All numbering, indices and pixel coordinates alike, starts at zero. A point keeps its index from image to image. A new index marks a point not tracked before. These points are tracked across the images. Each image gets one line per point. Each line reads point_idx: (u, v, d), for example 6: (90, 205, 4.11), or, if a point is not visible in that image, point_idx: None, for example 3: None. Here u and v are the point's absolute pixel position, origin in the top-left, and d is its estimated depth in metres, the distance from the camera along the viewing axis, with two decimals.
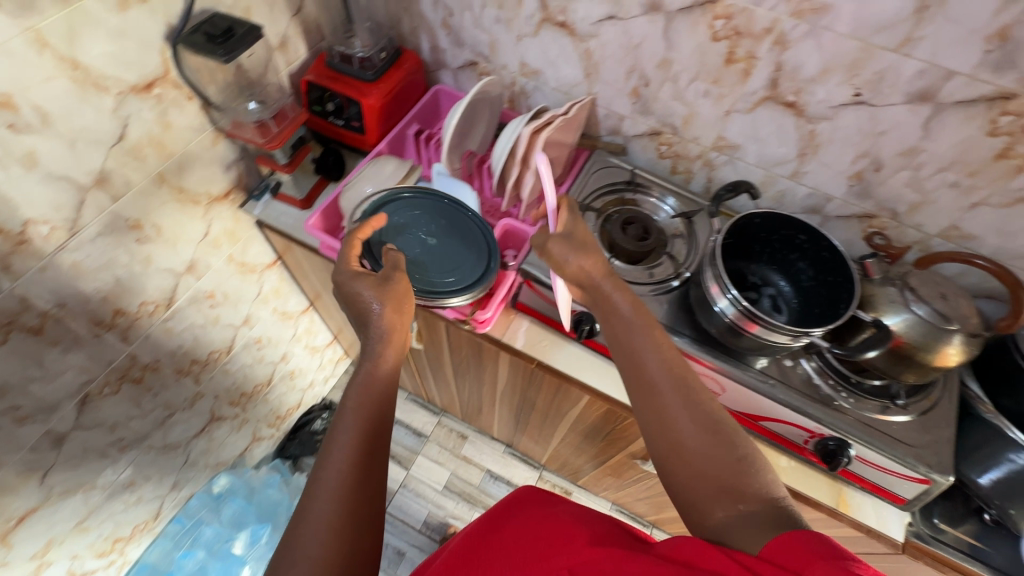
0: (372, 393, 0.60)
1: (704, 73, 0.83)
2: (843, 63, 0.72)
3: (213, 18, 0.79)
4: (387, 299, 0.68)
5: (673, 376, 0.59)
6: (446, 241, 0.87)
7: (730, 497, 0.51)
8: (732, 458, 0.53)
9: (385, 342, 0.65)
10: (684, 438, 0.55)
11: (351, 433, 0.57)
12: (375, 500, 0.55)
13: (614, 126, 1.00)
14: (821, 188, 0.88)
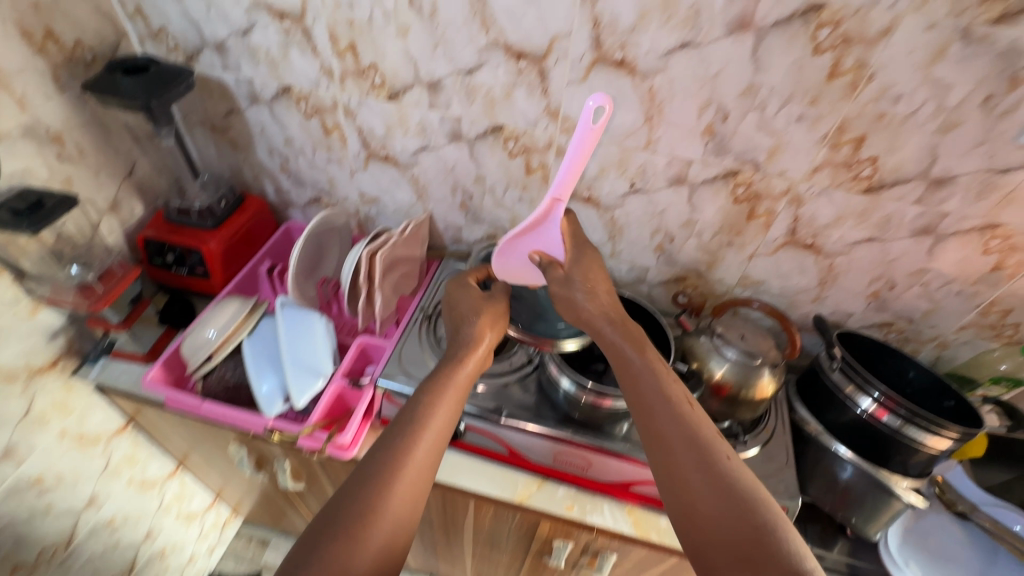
0: (427, 435, 0.63)
1: (514, 183, 0.95)
2: (613, 163, 0.87)
3: (18, 194, 0.78)
4: (474, 315, 0.79)
5: (680, 420, 0.60)
6: (565, 315, 0.90)
7: (749, 568, 0.48)
8: (745, 520, 0.51)
9: (430, 392, 0.68)
10: (697, 500, 0.54)
11: (380, 469, 0.58)
12: (399, 537, 0.55)
13: (455, 235, 1.09)
14: (637, 261, 1.01)
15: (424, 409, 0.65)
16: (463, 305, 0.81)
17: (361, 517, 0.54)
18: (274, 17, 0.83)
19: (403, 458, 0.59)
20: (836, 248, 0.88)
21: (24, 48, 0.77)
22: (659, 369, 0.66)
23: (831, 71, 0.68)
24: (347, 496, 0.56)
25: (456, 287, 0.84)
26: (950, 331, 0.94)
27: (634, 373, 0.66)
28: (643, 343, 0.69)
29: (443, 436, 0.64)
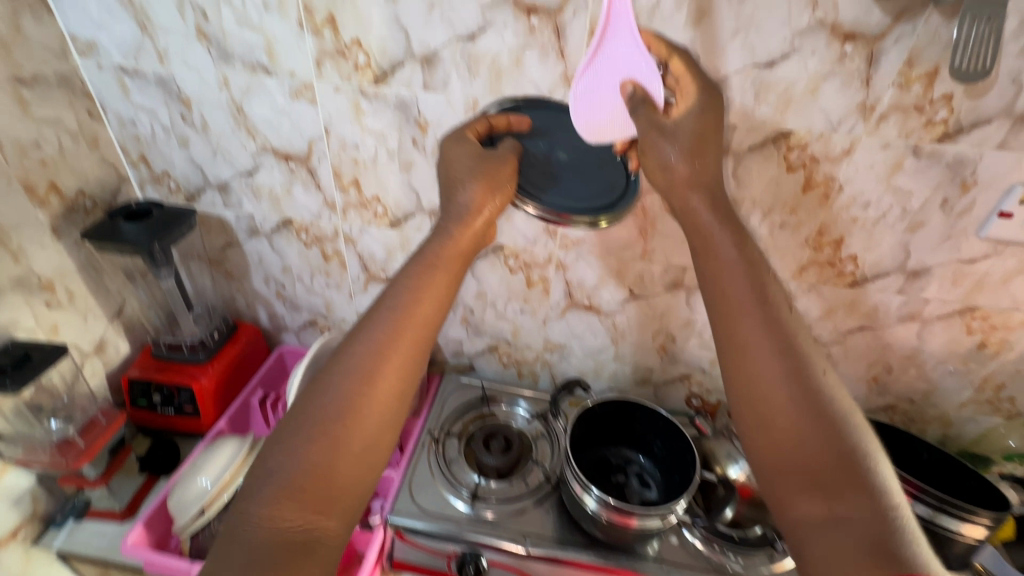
0: (408, 333, 0.57)
1: (515, 296, 0.97)
2: (611, 272, 0.90)
3: (3, 352, 0.74)
4: (476, 173, 0.68)
5: (767, 329, 0.52)
6: (601, 156, 0.77)
7: (819, 492, 0.45)
8: (827, 446, 0.46)
9: (414, 296, 0.59)
10: (780, 411, 0.49)
11: (359, 361, 0.54)
12: (382, 411, 0.53)
13: (456, 349, 1.08)
14: (641, 363, 1.02)
15: (409, 298, 0.59)
16: (457, 159, 0.69)
17: (339, 419, 0.50)
18: (280, 159, 0.87)
19: (385, 351, 0.55)
20: (831, 338, 0.91)
21: (26, 203, 0.78)
22: (760, 279, 0.54)
23: (805, 185, 0.75)
24: (316, 393, 0.52)
25: (454, 142, 0.70)
26: (952, 408, 0.97)
27: (710, 266, 0.56)
28: (736, 227, 0.57)
29: (427, 328, 0.58)
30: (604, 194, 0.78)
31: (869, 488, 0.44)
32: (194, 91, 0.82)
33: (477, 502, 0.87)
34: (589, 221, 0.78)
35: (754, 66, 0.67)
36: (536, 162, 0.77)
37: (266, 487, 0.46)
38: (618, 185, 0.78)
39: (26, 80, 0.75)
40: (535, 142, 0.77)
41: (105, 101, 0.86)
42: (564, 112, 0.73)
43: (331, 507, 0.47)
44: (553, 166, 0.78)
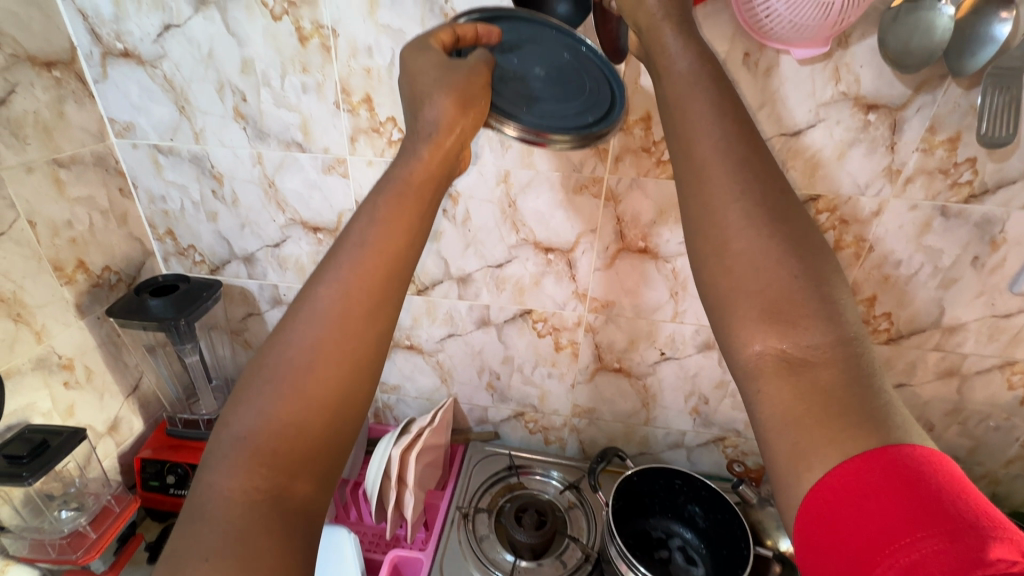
0: (374, 267, 0.46)
1: (542, 360, 0.95)
2: (642, 335, 0.89)
3: (18, 438, 0.70)
4: (446, 84, 0.53)
5: (745, 167, 0.43)
6: (582, 72, 0.64)
7: (777, 328, 0.39)
8: (799, 282, 0.40)
9: (384, 228, 0.48)
10: (735, 236, 0.42)
11: (327, 307, 0.45)
12: (357, 365, 0.45)
13: (480, 416, 1.05)
14: (674, 426, 0.99)
15: (370, 233, 0.47)
16: (422, 71, 0.54)
17: (300, 367, 0.43)
18: (308, 230, 0.88)
19: (346, 293, 0.45)
20: None
21: (53, 281, 0.77)
22: (749, 131, 0.44)
23: (836, 245, 0.76)
24: (280, 340, 0.44)
25: (416, 51, 0.55)
26: (999, 466, 0.93)
27: (685, 127, 0.45)
28: (725, 89, 0.46)
29: (402, 257, 0.48)
30: (588, 110, 0.64)
31: (834, 338, 0.39)
32: (227, 167, 0.83)
33: None
34: (572, 140, 0.63)
35: (781, 135, 0.69)
36: (509, 80, 0.63)
37: (235, 455, 0.40)
38: (601, 104, 0.64)
39: (64, 161, 0.76)
40: (507, 60, 0.63)
41: (137, 178, 0.87)
42: (525, 36, 0.64)
43: (307, 465, 0.41)
44: (530, 87, 0.64)
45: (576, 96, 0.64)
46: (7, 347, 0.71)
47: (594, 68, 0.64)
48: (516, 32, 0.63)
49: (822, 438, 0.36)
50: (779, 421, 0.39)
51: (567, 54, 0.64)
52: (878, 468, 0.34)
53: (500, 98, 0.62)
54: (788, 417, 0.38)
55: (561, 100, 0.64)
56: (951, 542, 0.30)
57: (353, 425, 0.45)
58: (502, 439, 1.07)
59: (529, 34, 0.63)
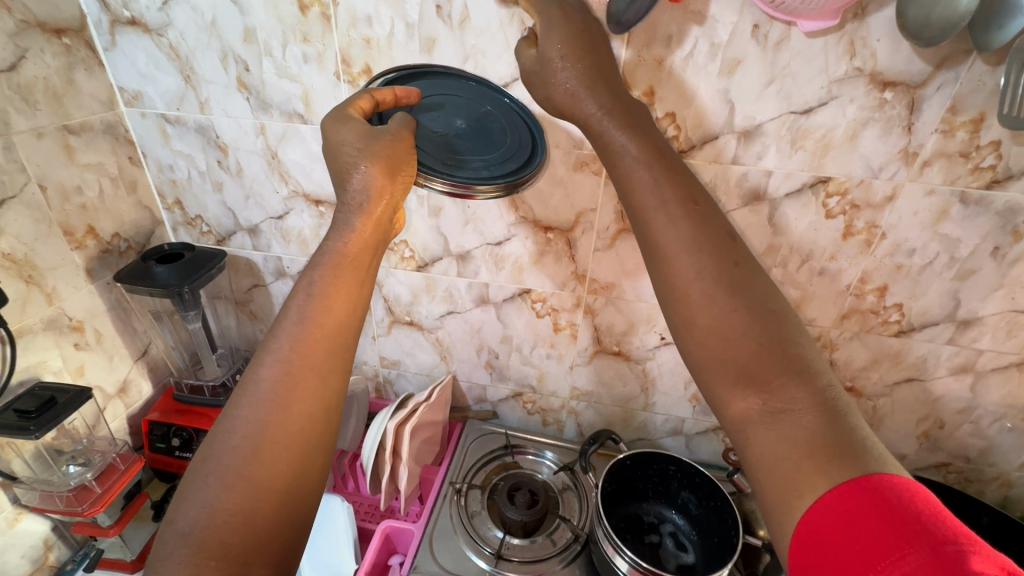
0: (317, 342, 0.49)
1: (541, 341, 0.95)
2: (642, 318, 0.88)
3: (27, 394, 0.73)
4: (375, 155, 0.56)
5: (702, 243, 0.44)
6: (506, 121, 0.71)
7: (753, 387, 0.42)
8: (769, 344, 0.43)
9: (322, 302, 0.50)
10: (708, 311, 0.44)
11: (270, 389, 0.46)
12: (306, 449, 0.46)
13: (479, 395, 1.05)
14: (673, 413, 0.97)
15: (309, 305, 0.50)
16: (343, 142, 0.56)
17: (248, 456, 0.43)
18: (310, 203, 0.88)
19: (291, 376, 0.47)
20: (877, 389, 0.86)
21: (64, 246, 0.79)
22: (698, 210, 0.46)
23: (846, 231, 0.73)
24: (224, 428, 0.45)
25: (336, 123, 0.58)
26: (1013, 468, 0.89)
27: (642, 209, 0.46)
28: (678, 177, 0.47)
29: (345, 325, 0.51)
30: (513, 155, 0.70)
31: (808, 389, 0.41)
32: (232, 137, 0.84)
33: (499, 561, 0.82)
34: (498, 188, 0.66)
35: (791, 113, 0.66)
36: (433, 138, 0.68)
37: (180, 553, 0.39)
38: (524, 148, 0.70)
39: (74, 128, 0.78)
40: (431, 117, 0.69)
41: (146, 147, 0.89)
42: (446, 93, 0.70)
43: (262, 552, 0.41)
44: (456, 141, 0.69)
45: (502, 140, 0.70)
46: (18, 306, 0.73)
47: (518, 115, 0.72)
48: (439, 90, 0.70)
49: (815, 473, 0.38)
50: (771, 467, 0.40)
51: (489, 106, 0.71)
52: (854, 496, 0.36)
53: (426, 154, 0.66)
54: (780, 463, 0.40)
55: (486, 145, 0.70)
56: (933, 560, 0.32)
57: (311, 505, 0.45)
58: (500, 418, 1.07)
59: (451, 88, 0.70)
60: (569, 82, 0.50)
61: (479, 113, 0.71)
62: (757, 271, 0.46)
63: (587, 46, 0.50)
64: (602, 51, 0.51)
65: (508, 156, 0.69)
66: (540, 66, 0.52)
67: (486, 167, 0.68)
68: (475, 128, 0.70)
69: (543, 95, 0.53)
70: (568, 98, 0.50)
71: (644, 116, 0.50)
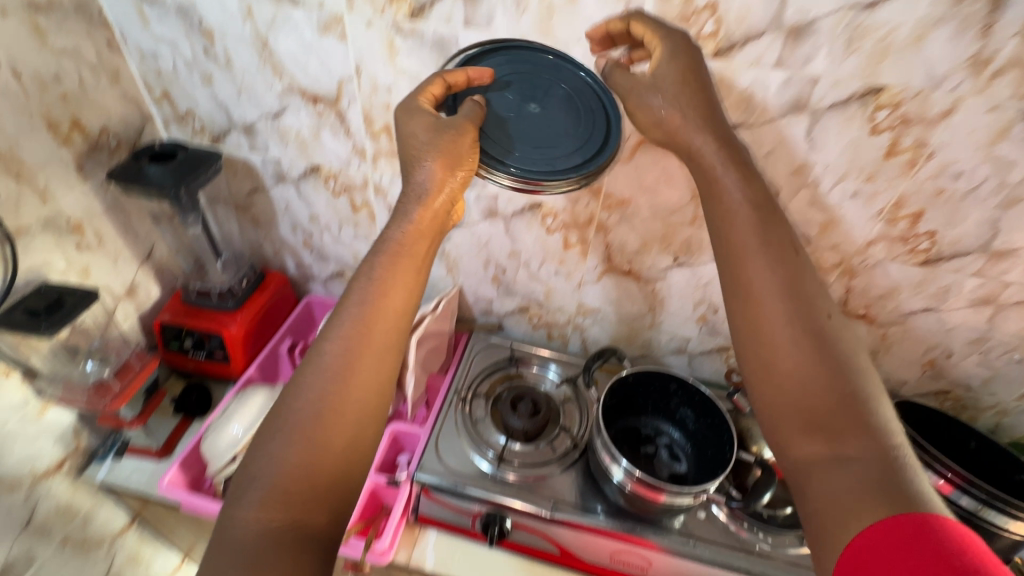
0: (373, 327, 0.55)
1: (549, 257, 0.92)
2: (655, 237, 0.84)
3: (34, 294, 0.73)
4: (438, 150, 0.62)
5: (789, 304, 0.53)
6: (579, 104, 0.72)
7: (821, 435, 0.48)
8: (842, 400, 0.48)
9: (380, 291, 0.56)
10: (786, 361, 0.51)
11: (332, 361, 0.52)
12: (369, 421, 0.52)
13: (485, 308, 1.05)
14: (678, 332, 0.97)
15: (375, 293, 0.56)
16: (414, 134, 0.63)
17: (315, 418, 0.49)
18: (308, 101, 0.82)
19: (356, 358, 0.53)
20: (891, 318, 0.85)
21: (49, 141, 0.74)
22: (792, 272, 0.54)
23: (889, 150, 0.67)
24: (292, 391, 0.51)
25: (407, 116, 0.64)
26: (1011, 398, 0.90)
27: (739, 258, 0.56)
28: (777, 241, 0.55)
29: (403, 317, 0.57)
30: (580, 148, 0.73)
31: (872, 438, 0.46)
32: (217, 23, 0.76)
33: (501, 463, 0.85)
34: (566, 184, 0.73)
35: (850, 7, 0.57)
36: (501, 121, 0.73)
37: (254, 492, 0.45)
38: (591, 139, 0.72)
39: (41, 6, 0.70)
40: (504, 98, 0.72)
41: (125, 31, 0.81)
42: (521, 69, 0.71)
43: (323, 500, 0.46)
44: (526, 123, 0.73)
45: (571, 125, 0.73)
46: (11, 205, 0.71)
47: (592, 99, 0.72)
48: (514, 65, 0.71)
49: (864, 505, 0.42)
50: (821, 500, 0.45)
51: (564, 85, 0.71)
52: (903, 533, 0.39)
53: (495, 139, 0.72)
54: (837, 500, 0.44)
55: (556, 132, 0.73)
56: None
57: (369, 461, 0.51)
58: (505, 331, 1.09)
59: (527, 63, 0.70)
60: (667, 108, 0.60)
61: (549, 93, 0.72)
62: (844, 337, 0.53)
63: (693, 84, 0.60)
64: (705, 83, 0.61)
65: (572, 145, 0.73)
66: (652, 84, 0.61)
67: (545, 161, 0.73)
68: (545, 110, 0.73)
69: (653, 120, 0.62)
70: (678, 130, 0.60)
71: (755, 173, 0.59)
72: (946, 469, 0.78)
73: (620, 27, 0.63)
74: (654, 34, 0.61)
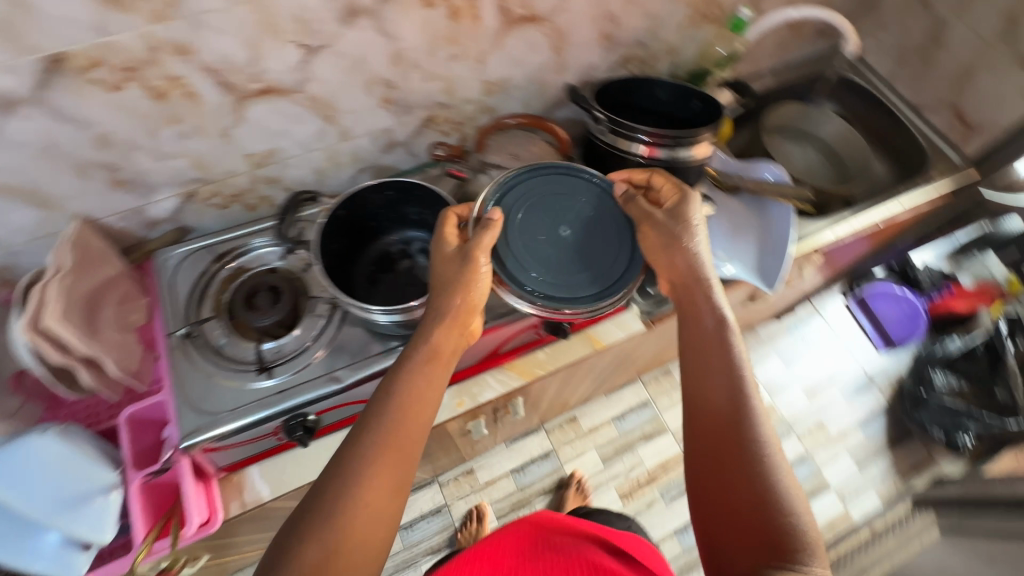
0: (384, 480, 0.58)
1: (154, 121, 0.66)
2: (256, 30, 0.62)
3: None
4: (455, 290, 0.69)
5: (743, 407, 0.61)
6: (590, 216, 0.79)
7: (760, 547, 0.54)
8: (773, 506, 0.55)
9: (391, 442, 0.60)
10: (739, 454, 0.59)
11: (323, 517, 0.54)
12: (367, 560, 0.55)
13: (146, 219, 0.80)
14: (374, 128, 0.83)
15: (387, 447, 0.59)
16: (445, 252, 0.71)
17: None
18: None
19: (369, 478, 0.57)
20: (550, 5, 0.78)
21: None
22: (743, 385, 0.63)
23: None
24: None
25: (443, 229, 0.73)
26: (674, 34, 0.96)
27: (703, 368, 0.65)
28: (724, 346, 0.66)
29: (408, 463, 0.60)
30: (599, 279, 0.76)
31: (789, 509, 0.56)
32: None
33: (271, 371, 0.75)
34: (592, 300, 0.74)
35: None
36: (538, 244, 0.76)
37: None
38: (604, 281, 0.75)
39: None
40: (537, 227, 0.76)
41: None
42: (558, 197, 0.80)
43: None
44: (564, 245, 0.77)
45: (605, 253, 0.77)
46: None
47: (616, 220, 0.80)
48: (549, 188, 0.79)
49: None
50: (726, 525, 0.57)
51: (591, 209, 0.80)
52: None
53: (528, 263, 0.75)
54: (732, 536, 0.56)
55: (604, 263, 0.77)
56: None
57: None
58: (196, 229, 0.85)
59: (553, 182, 0.79)
60: (689, 258, 0.72)
61: (591, 209, 0.79)
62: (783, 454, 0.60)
63: (675, 234, 0.73)
64: (696, 242, 0.72)
65: (617, 265, 0.77)
66: (672, 221, 0.74)
67: (568, 275, 0.75)
68: (586, 254, 0.77)
69: (666, 239, 0.73)
70: (690, 269, 0.72)
71: (703, 283, 0.71)
72: (641, 131, 0.85)
73: (641, 178, 0.80)
74: (663, 179, 0.79)
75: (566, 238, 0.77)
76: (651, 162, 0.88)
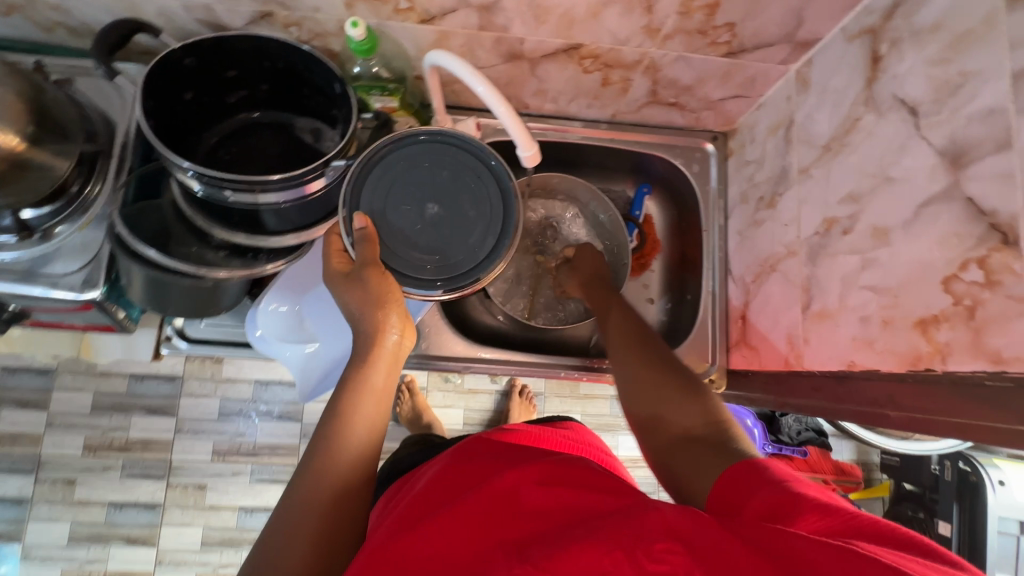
0: (351, 427, 0.52)
1: None
2: None
3: None
4: (370, 306, 0.56)
5: (644, 359, 0.60)
6: (465, 181, 0.63)
7: (700, 451, 0.48)
8: (692, 417, 0.52)
9: (348, 394, 0.53)
10: (644, 399, 0.56)
11: (306, 472, 0.49)
12: (342, 517, 0.48)
13: None
14: None
15: (337, 401, 0.53)
16: (349, 302, 0.57)
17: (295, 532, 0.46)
18: None
19: (337, 456, 0.50)
20: None
21: None
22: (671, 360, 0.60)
23: None
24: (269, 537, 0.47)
25: (345, 284, 0.58)
26: (344, 13, 0.63)
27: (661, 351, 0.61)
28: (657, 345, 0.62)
29: (376, 420, 0.54)
30: (490, 227, 0.62)
31: (683, 405, 0.53)
32: None
33: None
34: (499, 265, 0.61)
35: None
36: (408, 231, 0.61)
37: (282, 523, 0.47)
38: (501, 222, 0.62)
39: None
40: (399, 211, 0.61)
41: None
42: (419, 167, 0.62)
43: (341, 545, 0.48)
44: (441, 224, 0.62)
45: (469, 202, 0.62)
46: None
47: (466, 157, 0.64)
48: (410, 168, 0.62)
49: (750, 509, 0.40)
50: (665, 441, 0.52)
51: (434, 163, 0.63)
52: (755, 490, 0.41)
53: (421, 248, 0.61)
54: (673, 447, 0.51)
55: (464, 232, 0.62)
56: (820, 517, 0.37)
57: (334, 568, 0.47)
58: None
59: (432, 161, 0.63)
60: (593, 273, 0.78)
61: (463, 173, 0.63)
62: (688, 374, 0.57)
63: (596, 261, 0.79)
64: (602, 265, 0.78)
65: (489, 220, 0.62)
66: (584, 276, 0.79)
67: (467, 244, 0.61)
68: (445, 200, 0.62)
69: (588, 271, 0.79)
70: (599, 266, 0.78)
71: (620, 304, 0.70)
72: (183, 167, 0.58)
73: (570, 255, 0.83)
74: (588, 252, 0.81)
75: (434, 206, 0.62)
76: (211, 197, 0.62)
